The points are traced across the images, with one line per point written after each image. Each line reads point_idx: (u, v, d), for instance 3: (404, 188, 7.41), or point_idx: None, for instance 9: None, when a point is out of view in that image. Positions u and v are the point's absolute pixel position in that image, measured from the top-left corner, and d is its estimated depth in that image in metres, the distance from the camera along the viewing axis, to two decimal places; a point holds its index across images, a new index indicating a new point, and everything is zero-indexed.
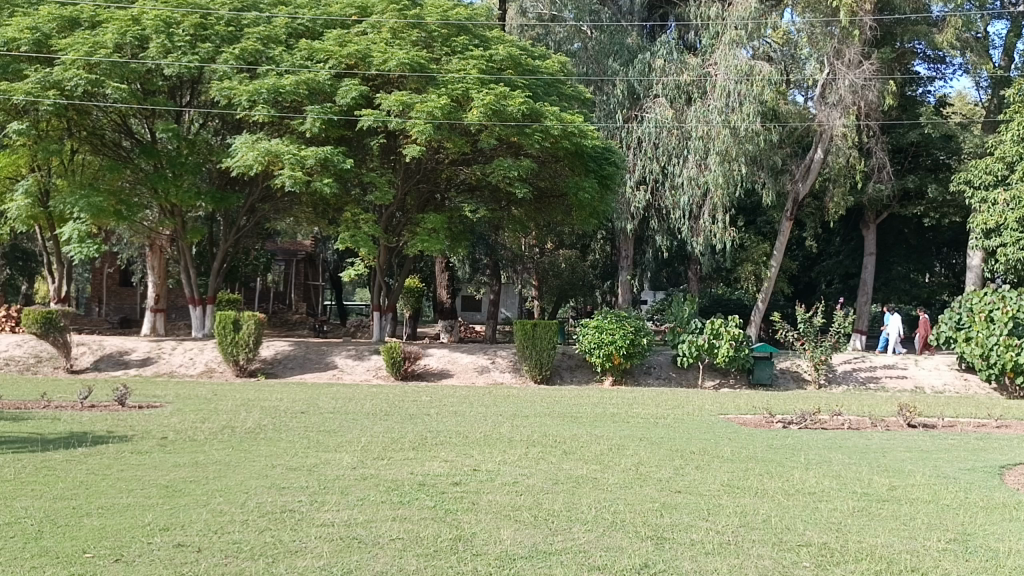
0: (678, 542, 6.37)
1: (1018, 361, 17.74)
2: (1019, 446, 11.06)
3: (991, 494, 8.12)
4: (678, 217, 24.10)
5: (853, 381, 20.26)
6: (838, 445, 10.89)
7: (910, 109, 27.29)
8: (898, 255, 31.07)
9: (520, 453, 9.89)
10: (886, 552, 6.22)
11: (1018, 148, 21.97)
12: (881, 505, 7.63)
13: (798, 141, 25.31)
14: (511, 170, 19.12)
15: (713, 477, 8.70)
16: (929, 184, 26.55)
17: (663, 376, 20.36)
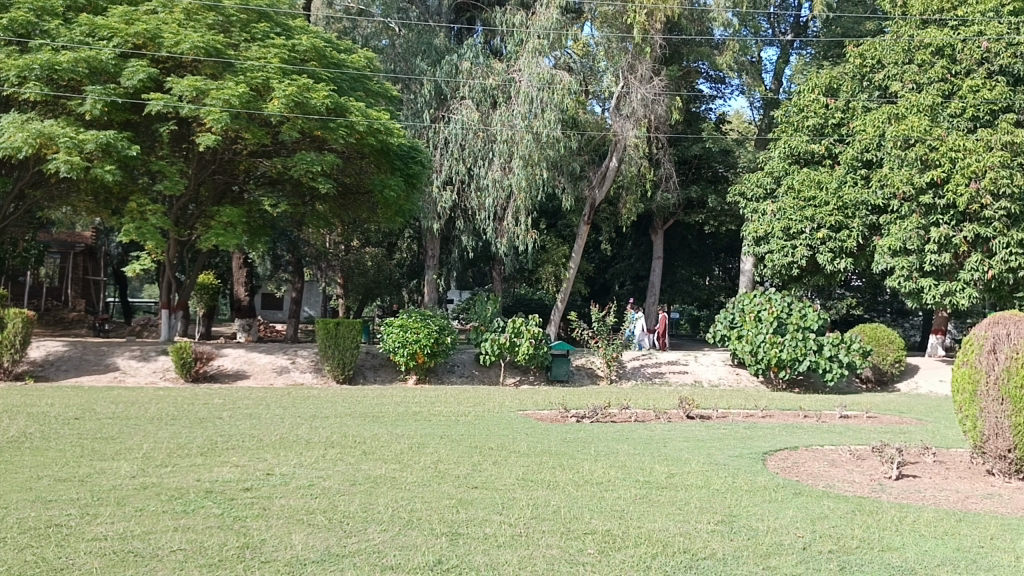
0: (471, 537, 6.49)
1: (781, 356, 19.60)
2: (780, 434, 12.27)
3: (754, 478, 8.94)
4: (483, 218, 24.41)
5: (641, 376, 21.55)
6: (623, 437, 11.57)
7: (694, 124, 29.37)
8: (681, 259, 33.48)
9: (316, 455, 9.65)
10: (662, 536, 6.66)
11: (785, 164, 24.59)
12: (660, 491, 8.19)
13: (595, 149, 26.55)
14: (314, 165, 18.62)
15: (508, 471, 8.97)
16: (710, 195, 28.89)
17: (466, 374, 20.65)
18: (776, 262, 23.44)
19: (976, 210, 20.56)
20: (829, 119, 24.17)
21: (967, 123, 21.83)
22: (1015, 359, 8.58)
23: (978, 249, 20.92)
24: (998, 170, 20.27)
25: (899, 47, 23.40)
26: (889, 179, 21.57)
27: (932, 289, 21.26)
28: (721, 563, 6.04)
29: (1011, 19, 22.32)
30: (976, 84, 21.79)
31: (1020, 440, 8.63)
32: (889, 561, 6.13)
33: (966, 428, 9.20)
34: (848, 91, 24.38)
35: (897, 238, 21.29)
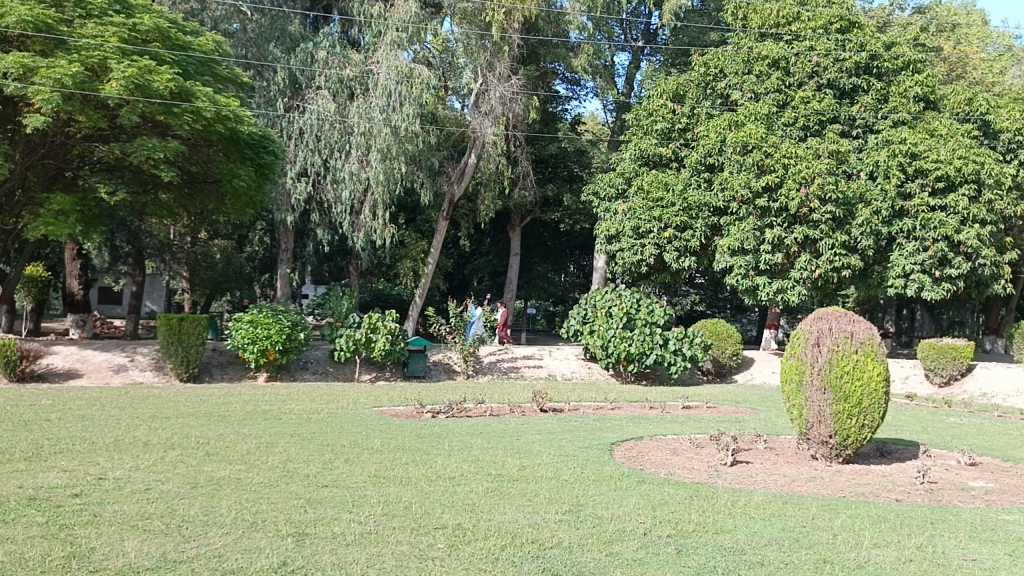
0: (319, 537, 6.36)
1: (630, 350, 20.36)
2: (627, 425, 12.76)
3: (601, 468, 9.26)
4: (339, 211, 23.88)
5: (497, 370, 21.81)
6: (477, 431, 11.68)
7: (551, 124, 29.94)
8: (538, 256, 34.10)
9: (155, 457, 9.16)
10: (511, 528, 6.77)
11: (635, 166, 25.34)
12: (511, 484, 8.32)
13: (453, 145, 26.58)
14: (157, 152, 17.64)
15: (360, 469, 8.85)
16: (565, 194, 29.59)
17: (320, 370, 20.22)
18: (627, 260, 24.30)
19: (805, 213, 22.02)
20: (676, 124, 25.23)
21: (799, 132, 23.49)
22: (837, 351, 9.32)
23: (807, 250, 22.45)
24: (825, 176, 21.75)
25: (740, 58, 25.10)
26: (729, 182, 22.77)
27: (767, 286, 22.73)
28: (567, 551, 6.21)
29: (837, 37, 24.28)
30: (806, 96, 23.60)
31: (840, 427, 9.38)
32: (722, 542, 6.50)
33: (793, 416, 9.87)
34: (693, 98, 25.62)
35: (736, 238, 22.60)
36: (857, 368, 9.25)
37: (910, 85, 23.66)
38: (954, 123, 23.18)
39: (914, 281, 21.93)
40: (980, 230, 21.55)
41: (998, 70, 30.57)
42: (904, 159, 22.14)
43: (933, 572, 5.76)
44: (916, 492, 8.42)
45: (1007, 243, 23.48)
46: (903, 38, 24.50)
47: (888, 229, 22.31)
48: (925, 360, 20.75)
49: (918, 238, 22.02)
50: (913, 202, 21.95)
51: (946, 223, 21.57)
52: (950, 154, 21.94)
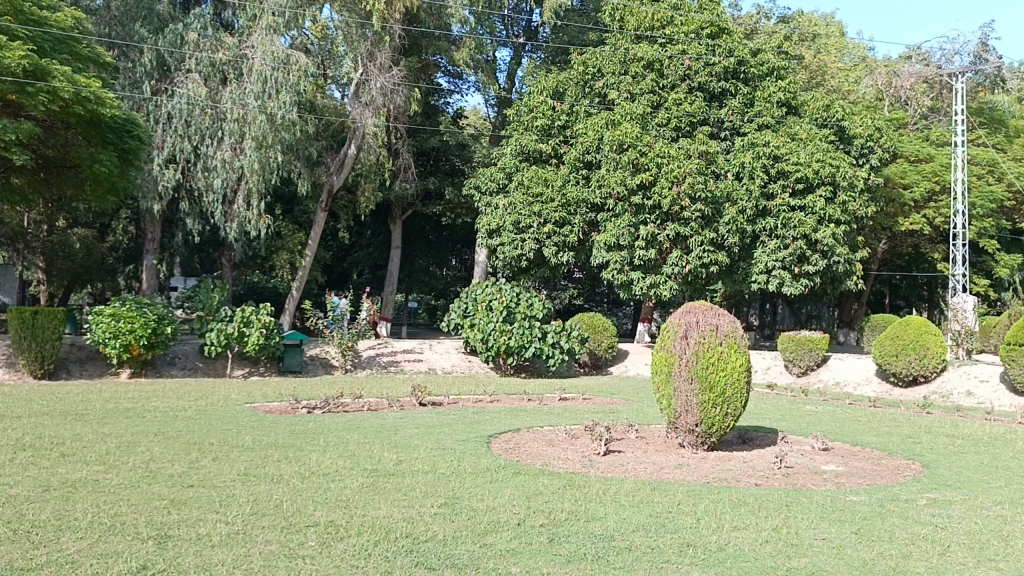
0: (182, 539, 6.12)
1: (509, 343, 20.55)
2: (505, 417, 12.90)
3: (478, 460, 9.32)
4: (211, 200, 22.94)
5: (376, 365, 21.58)
6: (354, 426, 11.51)
7: (433, 117, 29.87)
8: (419, 249, 33.89)
9: (3, 460, 8.55)
10: (385, 523, 6.72)
11: (516, 161, 25.61)
12: (387, 479, 8.27)
13: (332, 135, 26.07)
14: (7, 133, 16.41)
15: (229, 468, 8.54)
16: (447, 187, 29.55)
17: (188, 366, 19.41)
18: (507, 254, 24.55)
19: (677, 211, 22.84)
20: (556, 120, 25.70)
21: (671, 133, 24.27)
22: (702, 343, 9.72)
23: (678, 246, 23.33)
24: (695, 176, 22.61)
25: (617, 59, 25.68)
26: (606, 179, 23.33)
27: (641, 280, 23.45)
28: (441, 544, 6.22)
29: (708, 42, 25.30)
30: (679, 98, 24.40)
31: (704, 416, 9.81)
32: (592, 530, 6.67)
33: (662, 406, 10.24)
34: (573, 96, 26.28)
35: (611, 234, 23.17)
36: (721, 359, 9.67)
37: (774, 90, 25.04)
38: (813, 128, 24.60)
39: (776, 277, 23.15)
40: (835, 230, 22.98)
41: (853, 80, 32.65)
42: (767, 162, 23.28)
43: (787, 552, 6.11)
44: (774, 476, 8.92)
45: (859, 243, 25.14)
46: (768, 45, 25.77)
47: (753, 227, 23.45)
48: (785, 352, 21.95)
49: (779, 237, 23.25)
50: (775, 203, 23.18)
51: (804, 223, 22.87)
52: (809, 157, 23.31)
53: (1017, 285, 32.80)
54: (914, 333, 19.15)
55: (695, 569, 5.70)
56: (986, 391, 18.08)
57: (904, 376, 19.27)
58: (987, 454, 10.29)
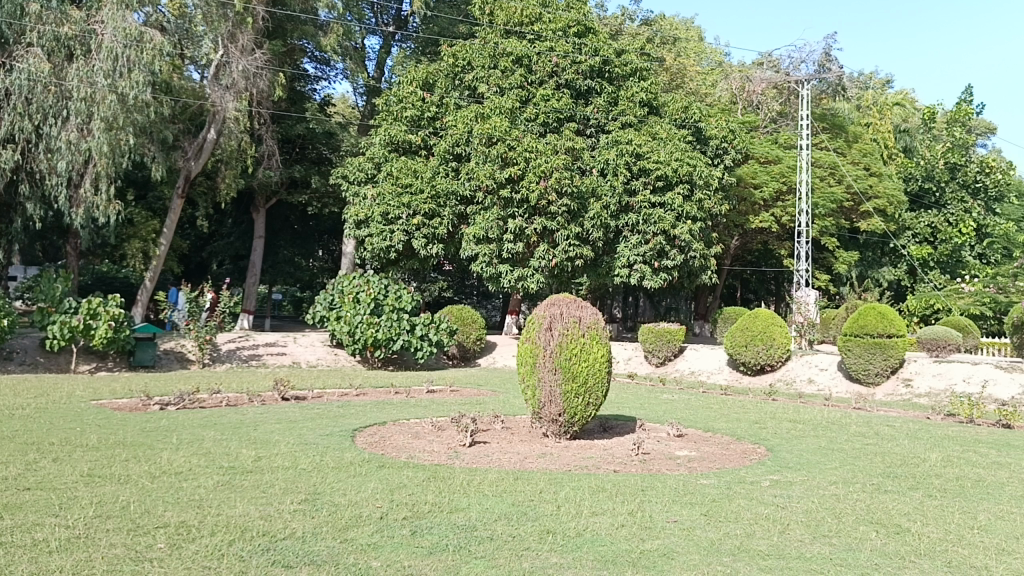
0: (15, 546, 5.71)
1: (377, 335, 20.30)
2: (371, 410, 12.76)
3: (341, 455, 9.17)
4: (54, 184, 21.36)
5: (236, 359, 20.81)
6: (211, 423, 11.05)
7: (298, 103, 29.00)
8: (284, 239, 32.90)
9: None
10: (241, 521, 6.51)
11: (384, 151, 25.31)
12: (245, 476, 8.00)
13: (190, 118, 24.91)
14: None
15: (71, 469, 8.02)
16: (313, 176, 28.85)
17: (27, 362, 18.07)
18: (375, 245, 24.24)
19: (544, 205, 23.24)
20: (426, 112, 25.56)
21: (540, 128, 24.60)
22: (566, 335, 9.94)
23: (545, 240, 23.75)
24: (562, 171, 23.04)
25: (486, 53, 25.85)
26: (474, 172, 23.43)
27: (508, 273, 23.71)
28: (300, 541, 6.08)
29: (575, 40, 25.86)
30: (546, 94, 24.80)
31: (567, 405, 10.04)
32: (455, 521, 6.70)
33: (527, 396, 10.39)
34: (442, 87, 26.08)
35: (480, 227, 23.32)
36: (583, 351, 9.94)
37: (637, 90, 25.85)
38: (672, 128, 25.58)
39: (637, 271, 24.00)
40: (692, 226, 24.05)
41: (710, 83, 34.24)
42: (630, 159, 24.01)
43: (641, 535, 6.35)
44: (632, 463, 9.25)
45: (714, 239, 26.40)
46: (632, 45, 26.62)
47: (617, 222, 24.16)
48: (645, 343, 22.79)
49: (640, 232, 24.08)
50: (637, 199, 24.01)
51: (664, 219, 23.81)
52: (669, 156, 24.17)
53: (853, 280, 35.43)
54: (763, 325, 20.32)
55: (554, 555, 5.83)
56: (825, 379, 19.43)
57: (753, 365, 20.41)
58: (825, 438, 11.06)
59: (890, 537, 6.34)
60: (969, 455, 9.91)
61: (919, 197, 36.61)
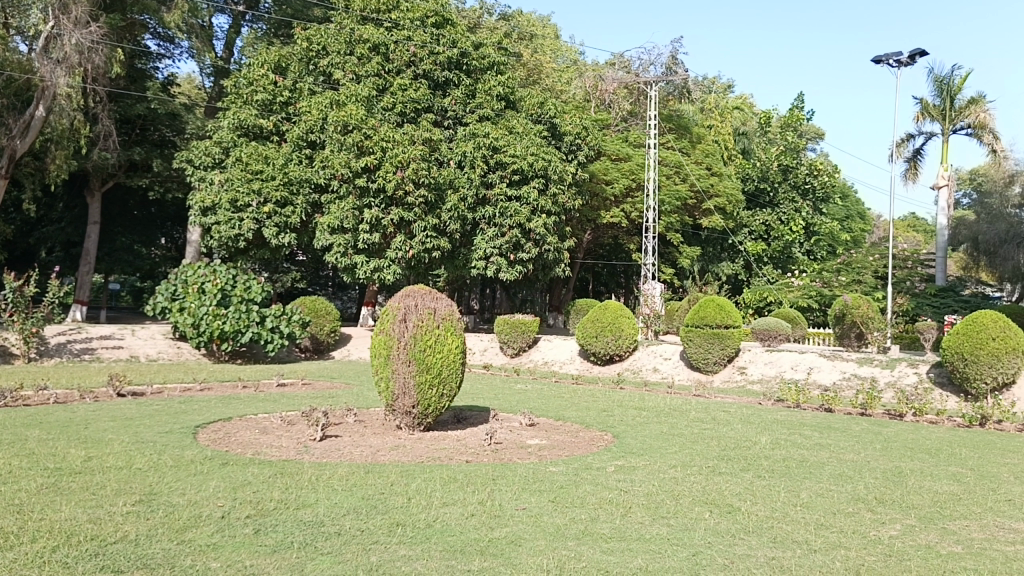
0: None
1: (224, 328, 19.41)
2: (216, 406, 12.24)
3: (181, 453, 8.73)
4: None
5: (66, 353, 19.40)
6: (37, 422, 10.26)
7: (138, 82, 27.33)
8: (123, 226, 30.95)
9: None
10: (68, 526, 6.08)
11: (233, 136, 24.32)
12: (72, 478, 7.46)
13: (16, 92, 22.89)
14: None
15: None
16: (155, 159, 27.31)
17: None
18: (223, 233, 23.26)
19: (401, 196, 23.00)
20: (278, 96, 24.74)
21: (396, 118, 24.31)
22: (420, 326, 9.89)
23: (402, 231, 23.50)
24: (419, 162, 22.88)
25: (341, 38, 25.41)
26: (329, 161, 22.90)
27: (364, 264, 23.32)
28: (132, 544, 5.75)
29: (433, 30, 25.73)
30: (404, 84, 24.56)
31: (421, 397, 10.00)
32: (301, 517, 6.54)
33: (380, 388, 10.24)
34: (296, 72, 25.32)
35: (335, 217, 22.81)
36: (438, 342, 9.92)
37: (494, 83, 26.03)
38: (528, 123, 25.92)
39: (493, 263, 24.22)
40: (546, 220, 24.56)
41: (564, 81, 35.02)
42: (487, 152, 24.23)
43: (490, 523, 6.43)
44: (484, 453, 9.33)
45: (568, 233, 27.01)
46: (489, 39, 26.85)
47: (473, 215, 24.31)
48: (500, 334, 23.05)
49: (497, 225, 24.31)
50: (494, 192, 24.21)
51: (519, 212, 24.12)
52: (525, 150, 24.54)
53: (696, 274, 37.25)
54: (612, 317, 21.01)
55: (402, 547, 5.81)
56: (669, 367, 20.35)
57: (603, 355, 21.08)
58: (666, 424, 11.58)
59: (723, 516, 6.73)
60: (795, 437, 10.67)
61: (756, 197, 38.94)
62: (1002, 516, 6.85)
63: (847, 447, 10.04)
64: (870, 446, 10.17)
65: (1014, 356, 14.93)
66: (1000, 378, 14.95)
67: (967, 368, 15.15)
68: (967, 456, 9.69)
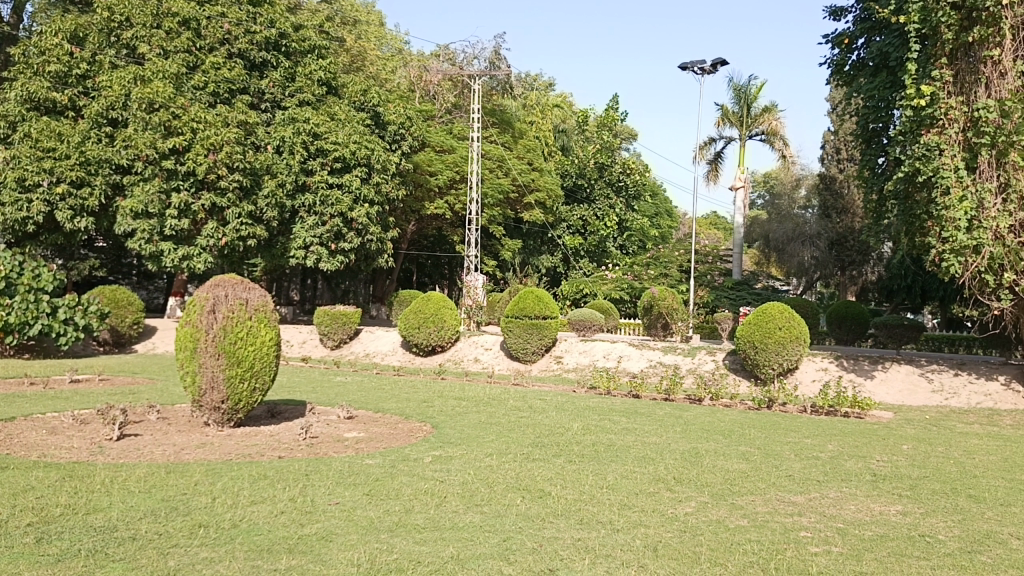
0: None
1: (8, 319, 17.57)
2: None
3: None
4: None
5: None
6: None
7: None
8: None
9: None
10: None
11: (21, 110, 22.13)
12: None
13: None
14: None
15: None
16: None
17: None
18: (8, 215, 21.23)
19: (212, 180, 22.02)
20: (74, 68, 22.73)
21: (209, 98, 23.09)
22: (230, 317, 9.43)
23: (214, 217, 22.42)
24: (233, 145, 22.05)
25: (147, 10, 23.41)
26: (132, 140, 21.35)
27: (171, 252, 22.04)
28: None
29: (249, 8, 24.56)
30: (216, 63, 23.42)
31: (231, 391, 9.56)
32: (91, 523, 6.07)
33: (185, 383, 9.66)
34: (94, 43, 23.27)
35: (139, 201, 21.31)
36: (249, 334, 9.53)
37: (315, 67, 25.39)
38: (350, 110, 25.28)
39: (313, 253, 23.65)
40: (368, 210, 24.22)
41: (389, 70, 34.70)
42: (306, 138, 23.59)
43: (300, 520, 6.25)
44: (298, 448, 9.07)
45: (390, 223, 26.72)
46: (309, 21, 26.08)
47: (291, 203, 23.67)
48: (320, 326, 22.44)
49: (317, 213, 23.78)
50: (314, 179, 23.61)
51: (341, 201, 23.66)
52: (347, 137, 24.05)
53: (517, 267, 38.09)
54: (434, 308, 21.04)
55: (204, 549, 5.53)
56: (489, 357, 20.69)
57: (425, 347, 21.08)
58: (484, 413, 11.75)
59: (534, 501, 6.92)
60: (604, 423, 11.15)
61: (574, 192, 40.39)
62: (783, 490, 7.52)
63: (651, 431, 10.63)
64: (672, 429, 10.82)
65: (797, 344, 16.40)
66: (785, 364, 16.38)
67: (758, 355, 16.47)
68: (755, 436, 10.55)
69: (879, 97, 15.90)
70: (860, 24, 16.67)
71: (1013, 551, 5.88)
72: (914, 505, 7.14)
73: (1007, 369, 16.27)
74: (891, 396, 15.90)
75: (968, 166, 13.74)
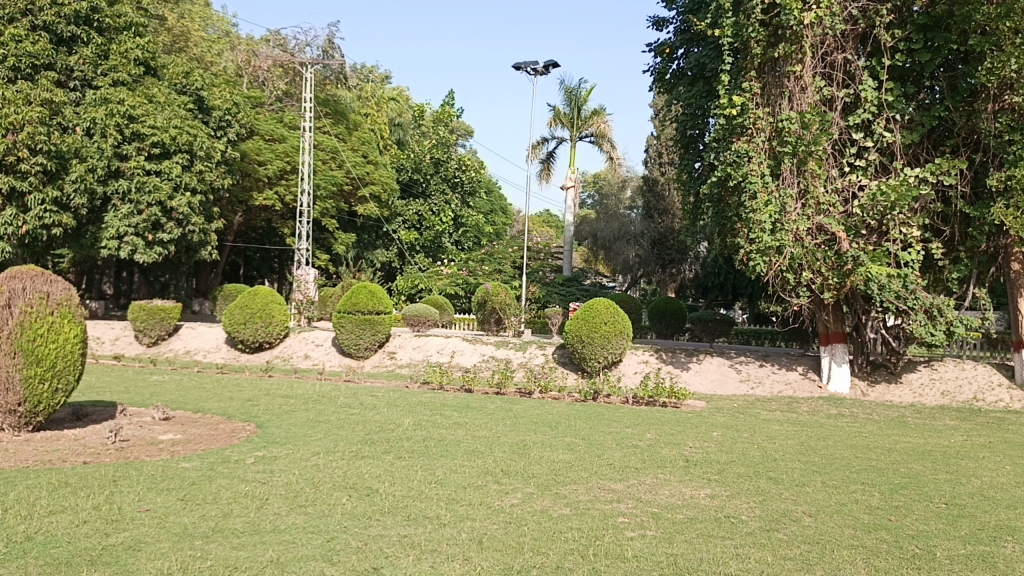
0: None
1: None
2: None
3: None
4: None
5: None
6: None
7: None
8: None
9: None
10: None
11: None
12: None
13: None
14: None
15: None
16: None
17: None
18: None
19: (12, 162, 20.10)
20: None
21: (7, 73, 21.01)
22: (28, 313, 8.63)
23: (13, 203, 20.64)
24: (36, 125, 20.17)
25: None
26: None
27: None
28: None
29: None
30: (17, 34, 21.30)
31: (29, 393, 8.77)
32: None
33: None
34: None
35: None
36: (51, 330, 8.79)
37: (131, 46, 23.85)
38: (170, 93, 24.09)
39: (127, 244, 22.16)
40: (190, 199, 23.21)
41: (214, 52, 33.14)
42: (121, 121, 21.94)
43: (105, 530, 5.83)
44: (105, 452, 8.45)
45: (215, 213, 25.46)
46: None
47: (103, 189, 21.84)
48: (135, 322, 21.04)
49: (132, 201, 22.19)
50: (129, 164, 22.07)
51: (159, 188, 22.31)
52: (166, 122, 22.96)
53: (350, 260, 37.45)
54: (261, 303, 20.24)
55: None
56: (320, 354, 20.18)
57: (251, 343, 20.27)
58: (312, 411, 11.45)
59: (361, 499, 6.82)
60: (436, 418, 11.16)
61: (409, 187, 40.19)
62: (603, 478, 7.84)
63: (481, 425, 10.75)
64: (501, 423, 10.99)
65: (620, 338, 17.15)
66: (609, 357, 17.08)
67: (584, 349, 17.04)
68: (581, 427, 10.92)
69: (696, 106, 16.97)
70: (680, 35, 17.63)
71: (805, 528, 6.42)
72: (722, 488, 7.64)
73: (805, 360, 17.76)
74: (705, 386, 16.96)
75: (773, 172, 14.84)
